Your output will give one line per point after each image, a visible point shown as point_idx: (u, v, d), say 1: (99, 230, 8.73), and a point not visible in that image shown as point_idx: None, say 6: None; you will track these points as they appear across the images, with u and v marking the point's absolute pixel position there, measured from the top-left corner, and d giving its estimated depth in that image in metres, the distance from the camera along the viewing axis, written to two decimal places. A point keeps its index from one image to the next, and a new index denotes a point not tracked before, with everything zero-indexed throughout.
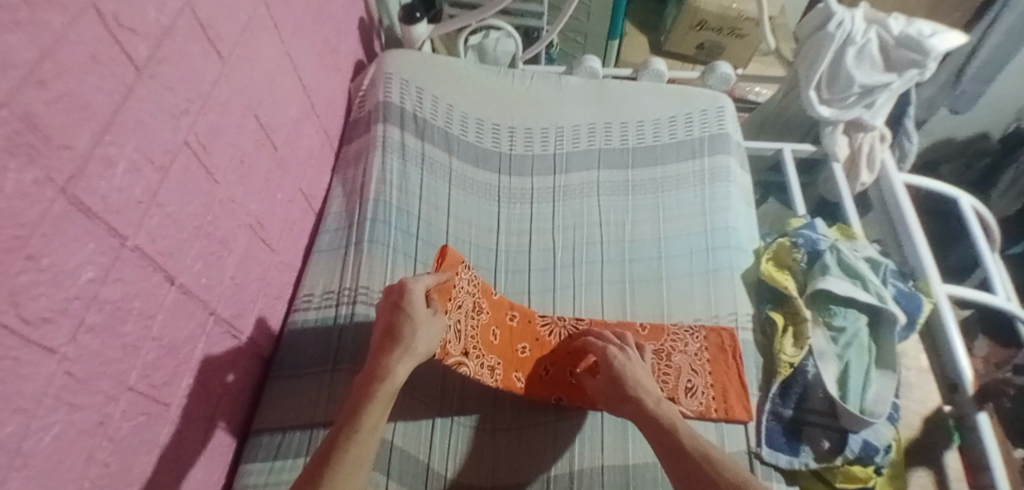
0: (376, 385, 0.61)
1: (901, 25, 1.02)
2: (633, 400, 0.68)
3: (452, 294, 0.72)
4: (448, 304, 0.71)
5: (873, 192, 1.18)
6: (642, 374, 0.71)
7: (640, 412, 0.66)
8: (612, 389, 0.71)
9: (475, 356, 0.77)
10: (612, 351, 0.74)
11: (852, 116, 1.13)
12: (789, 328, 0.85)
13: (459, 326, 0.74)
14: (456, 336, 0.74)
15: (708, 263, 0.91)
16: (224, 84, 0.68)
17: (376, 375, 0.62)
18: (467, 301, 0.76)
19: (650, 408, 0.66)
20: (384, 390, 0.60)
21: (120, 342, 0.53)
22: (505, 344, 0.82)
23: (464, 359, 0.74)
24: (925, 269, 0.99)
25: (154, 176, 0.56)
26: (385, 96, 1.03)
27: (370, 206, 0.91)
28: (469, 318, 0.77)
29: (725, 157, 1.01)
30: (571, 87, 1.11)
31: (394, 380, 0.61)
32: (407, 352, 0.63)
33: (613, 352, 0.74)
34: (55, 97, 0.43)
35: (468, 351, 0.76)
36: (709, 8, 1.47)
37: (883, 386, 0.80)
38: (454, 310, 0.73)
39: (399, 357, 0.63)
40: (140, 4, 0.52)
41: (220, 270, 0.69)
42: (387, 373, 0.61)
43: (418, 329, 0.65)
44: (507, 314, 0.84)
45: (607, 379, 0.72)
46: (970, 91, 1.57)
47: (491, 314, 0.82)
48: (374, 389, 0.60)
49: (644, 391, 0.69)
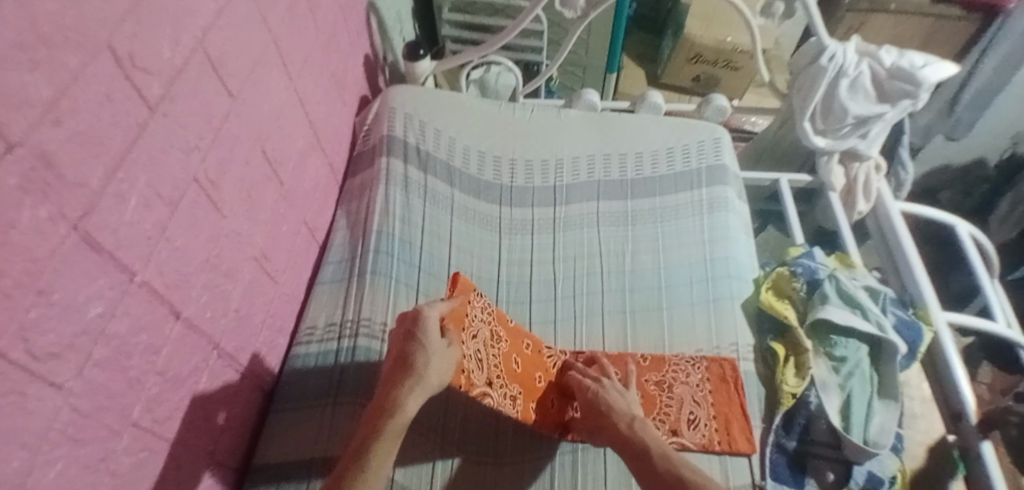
0: (383, 421, 0.60)
1: (892, 57, 1.04)
2: (608, 427, 0.70)
3: (465, 322, 0.71)
4: (462, 333, 0.69)
5: (870, 220, 1.20)
6: (619, 400, 0.73)
7: (617, 440, 0.68)
8: (593, 415, 0.73)
9: (499, 386, 0.74)
10: (591, 385, 0.76)
11: (847, 145, 1.15)
12: (791, 358, 0.85)
13: (478, 356, 0.72)
14: (479, 365, 0.72)
15: (709, 293, 0.92)
16: (233, 120, 0.70)
17: (386, 410, 0.61)
18: (482, 330, 0.75)
19: (623, 431, 0.68)
20: (393, 426, 0.60)
21: (125, 376, 0.53)
22: (526, 374, 0.80)
23: (489, 390, 0.72)
24: (925, 298, 1.00)
25: (163, 211, 0.57)
26: (389, 130, 1.05)
27: (374, 238, 0.93)
28: (487, 347, 0.75)
29: (723, 188, 1.03)
30: (571, 119, 1.13)
31: (403, 415, 0.61)
32: (421, 381, 0.62)
33: (591, 384, 0.76)
34: (70, 135, 0.44)
35: (492, 380, 0.73)
36: (704, 42, 1.51)
37: (887, 417, 0.80)
38: (469, 340, 0.71)
39: (410, 391, 0.62)
40: (155, 45, 0.54)
41: (225, 302, 0.70)
42: (396, 407, 0.61)
43: (430, 360, 0.64)
44: (522, 342, 0.82)
45: (588, 406, 0.74)
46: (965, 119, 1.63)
47: (510, 343, 0.79)
48: (384, 426, 0.60)
49: (618, 415, 0.71)
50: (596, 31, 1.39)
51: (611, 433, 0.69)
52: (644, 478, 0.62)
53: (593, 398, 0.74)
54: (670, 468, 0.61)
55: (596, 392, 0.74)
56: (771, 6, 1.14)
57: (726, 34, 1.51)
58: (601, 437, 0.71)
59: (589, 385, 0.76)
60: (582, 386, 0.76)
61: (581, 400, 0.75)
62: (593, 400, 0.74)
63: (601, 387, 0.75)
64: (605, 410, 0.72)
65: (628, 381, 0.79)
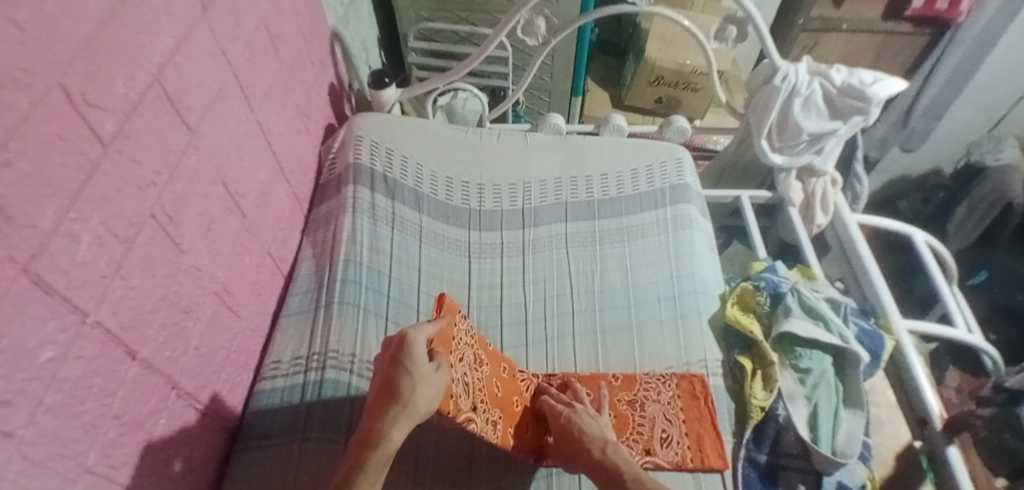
0: (367, 454, 0.57)
1: (842, 76, 1.07)
2: (581, 453, 0.70)
3: (452, 344, 0.68)
4: (450, 355, 0.66)
5: (829, 233, 1.24)
6: (594, 426, 0.73)
7: (592, 466, 0.68)
8: (567, 441, 0.72)
9: (483, 411, 0.72)
10: (566, 409, 0.76)
11: (803, 161, 1.18)
12: (758, 371, 0.86)
13: (465, 380, 0.70)
14: (465, 390, 0.69)
15: (676, 309, 0.93)
16: (192, 154, 0.69)
17: (371, 441, 0.58)
18: (467, 352, 0.72)
19: (597, 457, 0.68)
20: (376, 459, 0.57)
21: (79, 422, 0.51)
22: (504, 397, 0.78)
23: (474, 415, 0.69)
24: (885, 307, 1.03)
25: (118, 249, 0.56)
26: (355, 158, 1.05)
27: (341, 266, 0.92)
28: (473, 371, 0.73)
29: (686, 205, 1.05)
30: (537, 143, 1.15)
31: (388, 448, 0.58)
32: (409, 410, 0.59)
33: (565, 408, 0.76)
34: (19, 176, 0.43)
35: (478, 405, 0.71)
36: (664, 65, 1.56)
37: (854, 426, 0.81)
38: (457, 363, 0.68)
39: (396, 422, 0.59)
40: (109, 82, 0.54)
41: (184, 340, 0.68)
42: (381, 439, 0.58)
43: (419, 387, 0.60)
44: (501, 365, 0.81)
45: (562, 433, 0.73)
46: (919, 129, 1.81)
47: (490, 366, 0.78)
48: (369, 459, 0.57)
49: (590, 439, 0.70)
50: (560, 56, 1.42)
51: (585, 459, 0.69)
52: None
53: (568, 426, 0.73)
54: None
55: (568, 416, 0.75)
56: (724, 30, 1.18)
57: (685, 57, 1.57)
58: (575, 462, 0.71)
59: (563, 411, 0.76)
60: (556, 410, 0.76)
61: (555, 427, 0.75)
62: (567, 427, 0.73)
63: (574, 411, 0.75)
64: (579, 435, 0.71)
65: (600, 406, 0.80)
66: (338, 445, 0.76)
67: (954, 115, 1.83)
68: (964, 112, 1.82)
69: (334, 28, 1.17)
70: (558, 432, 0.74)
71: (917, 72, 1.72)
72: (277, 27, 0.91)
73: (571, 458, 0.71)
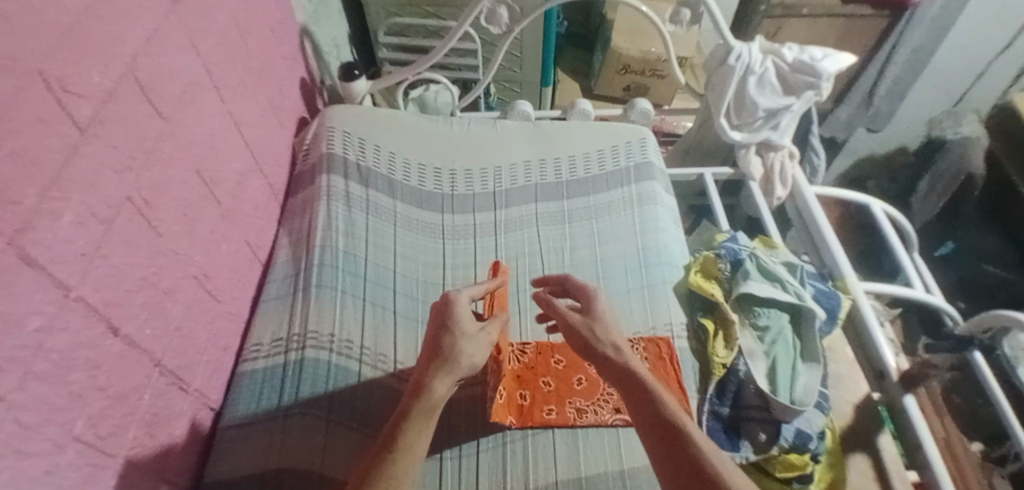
0: (413, 403, 0.61)
1: (794, 53, 1.12)
2: (608, 361, 0.64)
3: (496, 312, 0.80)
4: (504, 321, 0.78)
5: (790, 207, 1.29)
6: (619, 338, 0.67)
7: (621, 374, 0.62)
8: (591, 352, 0.66)
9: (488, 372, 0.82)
10: (592, 288, 0.75)
11: (761, 137, 1.23)
12: (720, 332, 0.92)
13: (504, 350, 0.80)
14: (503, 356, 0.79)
15: (643, 280, 0.97)
16: (166, 141, 0.72)
17: (416, 391, 0.62)
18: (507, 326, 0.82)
19: (631, 366, 0.62)
20: (422, 405, 0.60)
21: (66, 391, 0.54)
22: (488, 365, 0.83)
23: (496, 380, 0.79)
24: (842, 270, 1.08)
25: (98, 229, 0.58)
26: (328, 148, 1.08)
27: (317, 252, 0.95)
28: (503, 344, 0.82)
29: (650, 183, 1.10)
30: (506, 130, 1.19)
31: (431, 396, 0.61)
32: (451, 365, 0.64)
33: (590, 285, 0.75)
34: (5, 155, 0.46)
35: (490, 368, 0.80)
36: (631, 53, 1.61)
37: (810, 378, 0.87)
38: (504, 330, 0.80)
39: (438, 375, 0.63)
40: (84, 70, 0.56)
41: (165, 320, 0.71)
42: (424, 389, 0.62)
43: (465, 342, 0.67)
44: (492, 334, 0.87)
45: (584, 342, 0.67)
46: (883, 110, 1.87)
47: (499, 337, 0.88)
48: (413, 409, 0.60)
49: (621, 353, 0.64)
50: (528, 48, 1.46)
51: (599, 344, 0.66)
52: (636, 408, 0.58)
53: (588, 339, 0.67)
54: (659, 399, 0.57)
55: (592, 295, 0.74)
56: (679, 13, 1.23)
57: (650, 45, 1.62)
58: (581, 347, 0.67)
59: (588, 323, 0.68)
60: (583, 286, 0.76)
61: (575, 336, 0.68)
62: (587, 342, 0.66)
63: (598, 292, 0.74)
64: (604, 320, 0.69)
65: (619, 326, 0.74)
66: (320, 419, 0.79)
67: (916, 95, 1.90)
68: (925, 92, 1.89)
69: (304, 24, 1.19)
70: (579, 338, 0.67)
71: (878, 52, 1.74)
72: (247, 22, 0.94)
73: (580, 341, 0.67)
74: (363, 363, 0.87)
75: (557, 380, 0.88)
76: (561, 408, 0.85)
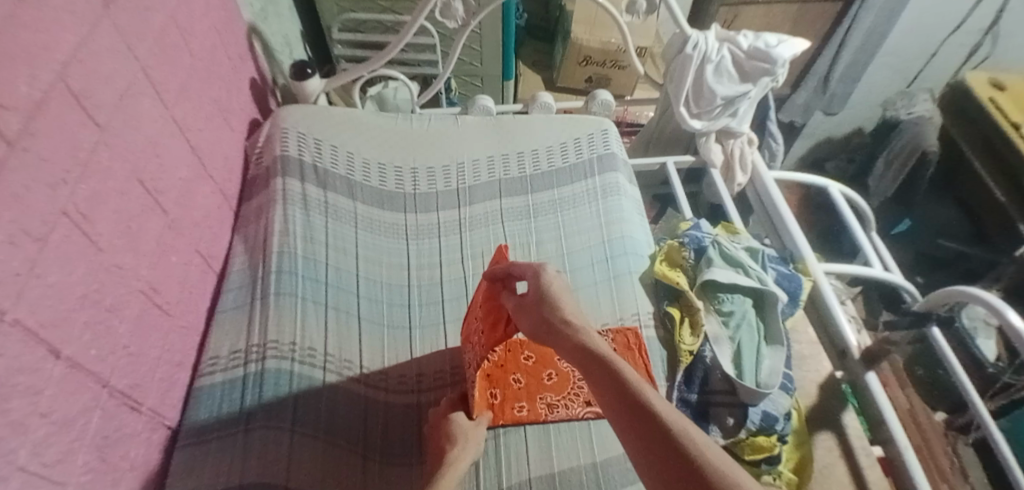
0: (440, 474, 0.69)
1: (749, 41, 1.13)
2: (569, 339, 0.61)
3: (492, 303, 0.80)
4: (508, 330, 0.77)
5: (751, 192, 1.31)
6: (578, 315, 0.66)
7: (584, 356, 0.58)
8: (549, 331, 0.65)
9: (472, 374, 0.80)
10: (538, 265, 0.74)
11: (720, 124, 1.25)
12: (686, 319, 0.94)
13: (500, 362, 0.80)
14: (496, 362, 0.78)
15: (610, 272, 0.97)
16: (104, 151, 0.67)
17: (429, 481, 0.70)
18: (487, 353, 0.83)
19: (587, 342, 0.59)
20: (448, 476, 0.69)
21: (6, 419, 0.50)
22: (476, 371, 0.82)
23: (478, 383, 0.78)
24: (802, 252, 1.10)
25: (31, 247, 0.55)
26: (283, 150, 1.04)
27: (274, 259, 0.92)
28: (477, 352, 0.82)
29: (614, 174, 1.10)
30: (467, 125, 1.17)
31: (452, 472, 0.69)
32: (470, 447, 0.74)
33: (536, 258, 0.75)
34: None
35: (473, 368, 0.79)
36: (591, 45, 1.61)
37: (775, 360, 0.89)
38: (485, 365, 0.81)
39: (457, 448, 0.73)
40: (11, 81, 0.53)
41: (112, 339, 0.67)
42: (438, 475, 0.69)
43: (472, 434, 0.76)
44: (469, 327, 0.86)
45: (544, 325, 0.66)
46: (839, 93, 1.91)
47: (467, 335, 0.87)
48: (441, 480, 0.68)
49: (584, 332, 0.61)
50: (488, 42, 1.45)
51: (556, 321, 0.64)
52: (598, 386, 0.54)
53: (552, 320, 0.65)
54: (623, 375, 0.53)
55: (538, 271, 0.73)
56: (635, 4, 1.23)
57: (609, 36, 1.62)
58: (541, 330, 0.66)
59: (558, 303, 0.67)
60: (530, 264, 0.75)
61: (535, 320, 0.67)
62: (552, 323, 0.65)
63: (543, 267, 0.73)
64: (552, 297, 0.68)
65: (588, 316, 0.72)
66: (283, 430, 0.76)
67: (870, 78, 1.96)
68: (878, 75, 1.95)
69: (252, 22, 1.15)
70: (537, 318, 0.67)
71: (835, 34, 1.77)
72: (188, 21, 0.89)
73: (538, 322, 0.67)
74: (328, 371, 0.84)
75: (526, 376, 0.87)
76: (532, 404, 0.84)
